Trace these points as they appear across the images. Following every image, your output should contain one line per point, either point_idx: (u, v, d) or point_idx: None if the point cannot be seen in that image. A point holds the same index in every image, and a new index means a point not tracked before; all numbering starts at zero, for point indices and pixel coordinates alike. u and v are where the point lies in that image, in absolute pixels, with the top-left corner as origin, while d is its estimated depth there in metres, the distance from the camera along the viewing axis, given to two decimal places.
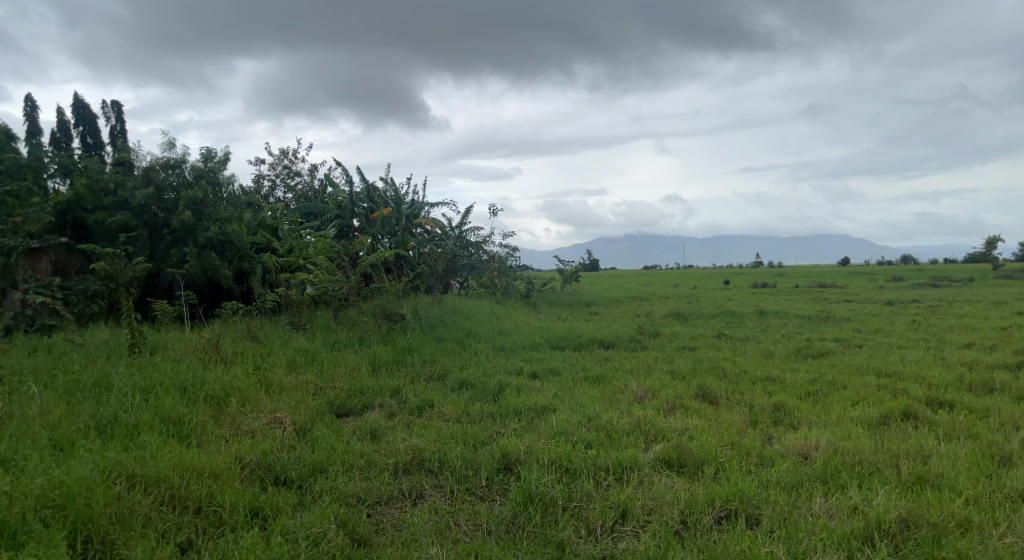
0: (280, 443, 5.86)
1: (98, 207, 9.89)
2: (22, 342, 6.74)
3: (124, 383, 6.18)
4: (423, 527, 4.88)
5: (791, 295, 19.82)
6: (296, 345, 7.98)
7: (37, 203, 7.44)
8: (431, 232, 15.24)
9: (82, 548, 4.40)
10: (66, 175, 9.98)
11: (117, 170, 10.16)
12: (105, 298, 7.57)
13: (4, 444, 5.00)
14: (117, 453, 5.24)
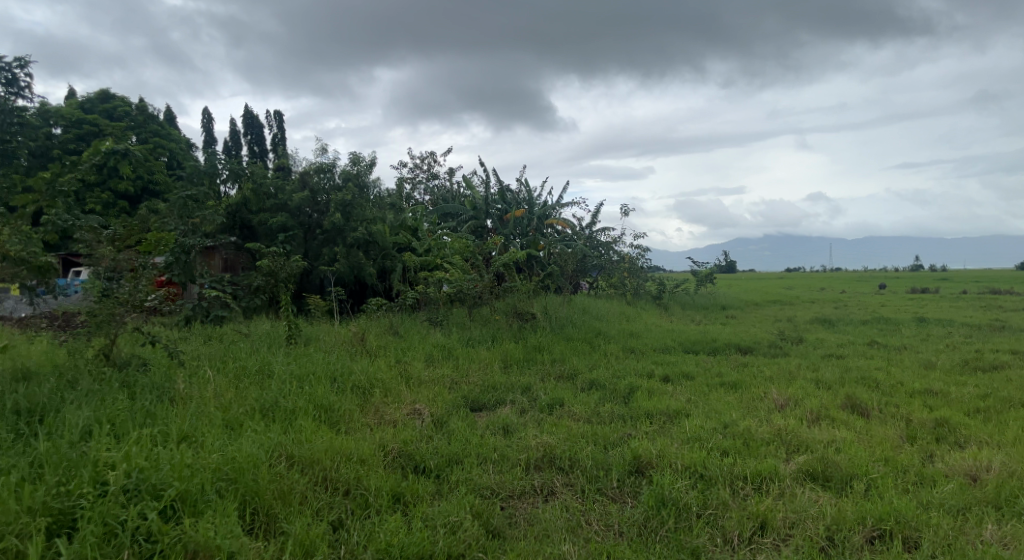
0: (419, 433, 6.16)
1: (261, 209, 10.85)
2: (199, 330, 7.50)
3: (283, 370, 6.75)
4: (555, 523, 4.96)
5: (956, 301, 18.10)
6: (434, 340, 8.35)
7: (211, 206, 8.26)
8: (563, 232, 15.37)
9: (250, 518, 4.91)
10: (236, 180, 10.98)
11: (277, 175, 11.08)
12: (269, 293, 8.30)
13: (188, 421, 5.62)
14: (278, 434, 5.76)
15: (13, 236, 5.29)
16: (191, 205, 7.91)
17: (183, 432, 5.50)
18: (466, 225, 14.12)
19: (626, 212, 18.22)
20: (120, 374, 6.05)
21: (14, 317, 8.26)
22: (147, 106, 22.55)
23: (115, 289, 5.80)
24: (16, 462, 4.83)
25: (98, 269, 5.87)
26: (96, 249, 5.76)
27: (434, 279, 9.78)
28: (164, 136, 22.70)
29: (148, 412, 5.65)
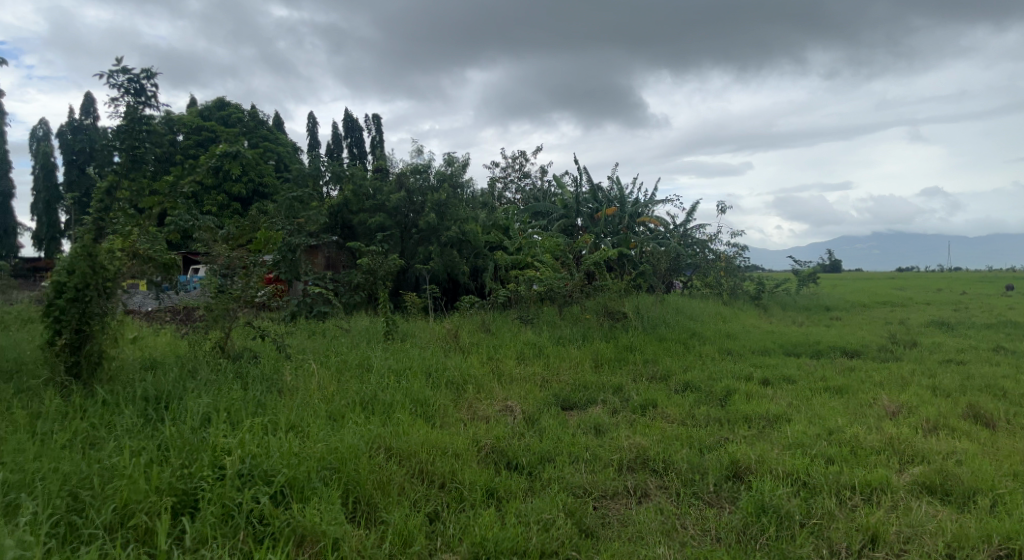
0: (512, 430, 6.22)
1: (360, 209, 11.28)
2: (304, 325, 7.86)
3: (381, 364, 6.99)
4: (649, 526, 4.89)
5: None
6: (525, 338, 8.42)
7: (315, 207, 8.65)
8: (655, 230, 15.15)
9: (353, 507, 5.11)
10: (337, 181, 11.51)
11: (376, 176, 11.47)
12: (367, 290, 8.62)
13: (295, 411, 5.92)
14: (377, 427, 5.97)
15: (143, 235, 5.92)
16: (296, 205, 8.33)
17: (291, 422, 5.80)
18: (556, 224, 14.15)
19: (721, 209, 17.70)
20: (234, 365, 6.45)
21: (140, 311, 8.98)
22: (257, 113, 23.96)
23: (229, 286, 6.23)
24: (145, 445, 5.23)
25: (215, 266, 6.30)
26: (213, 249, 6.19)
27: (524, 278, 9.87)
28: (274, 140, 24.05)
29: (258, 402, 5.98)
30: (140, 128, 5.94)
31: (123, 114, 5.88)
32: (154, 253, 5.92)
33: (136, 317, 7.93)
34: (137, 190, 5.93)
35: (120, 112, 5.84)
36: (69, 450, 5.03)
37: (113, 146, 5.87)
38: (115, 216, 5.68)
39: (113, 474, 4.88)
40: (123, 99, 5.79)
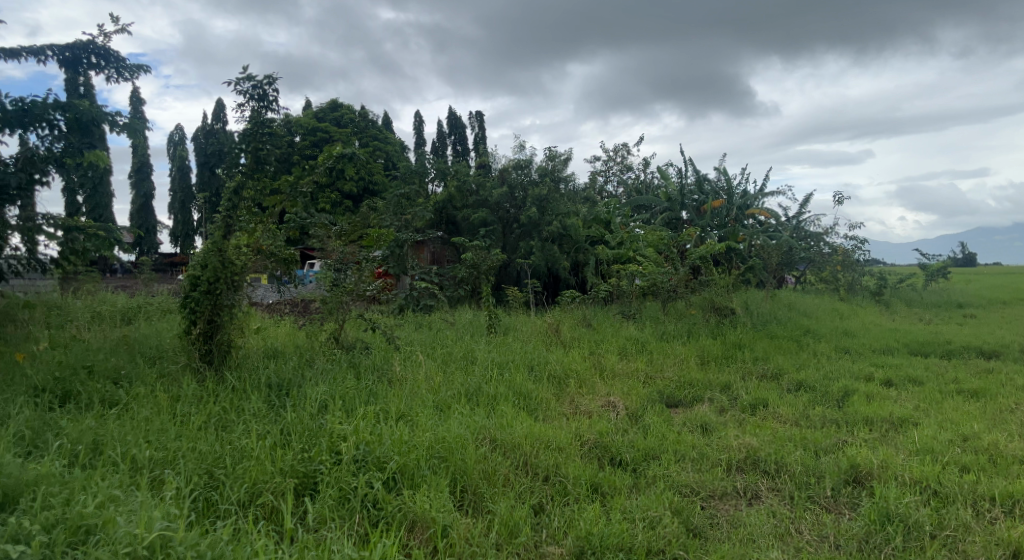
0: (615, 426, 6.17)
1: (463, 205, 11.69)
2: (411, 318, 8.14)
3: (485, 357, 7.14)
4: (761, 529, 4.71)
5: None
6: (627, 334, 8.34)
7: (420, 203, 8.93)
8: (765, 223, 14.54)
9: (460, 495, 5.22)
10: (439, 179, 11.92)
11: (479, 172, 11.80)
12: (470, 284, 8.81)
13: (404, 401, 6.14)
14: (482, 418, 6.09)
15: (265, 231, 6.35)
16: (404, 202, 8.63)
17: (400, 411, 6.02)
18: (660, 217, 13.97)
19: (838, 200, 16.82)
20: (348, 355, 6.77)
21: (262, 303, 9.61)
22: (368, 114, 25.18)
23: (342, 279, 6.59)
24: (269, 429, 5.59)
25: (329, 260, 6.67)
26: (327, 245, 6.59)
27: (627, 273, 9.77)
28: (383, 139, 25.14)
29: (370, 391, 6.25)
30: (263, 130, 6.29)
31: (248, 119, 6.28)
32: (274, 248, 6.35)
33: (258, 309, 8.44)
34: (260, 190, 6.37)
35: (246, 117, 6.27)
36: (204, 432, 5.46)
37: (240, 148, 6.27)
38: (241, 214, 6.12)
39: (242, 455, 5.24)
40: (249, 103, 6.20)
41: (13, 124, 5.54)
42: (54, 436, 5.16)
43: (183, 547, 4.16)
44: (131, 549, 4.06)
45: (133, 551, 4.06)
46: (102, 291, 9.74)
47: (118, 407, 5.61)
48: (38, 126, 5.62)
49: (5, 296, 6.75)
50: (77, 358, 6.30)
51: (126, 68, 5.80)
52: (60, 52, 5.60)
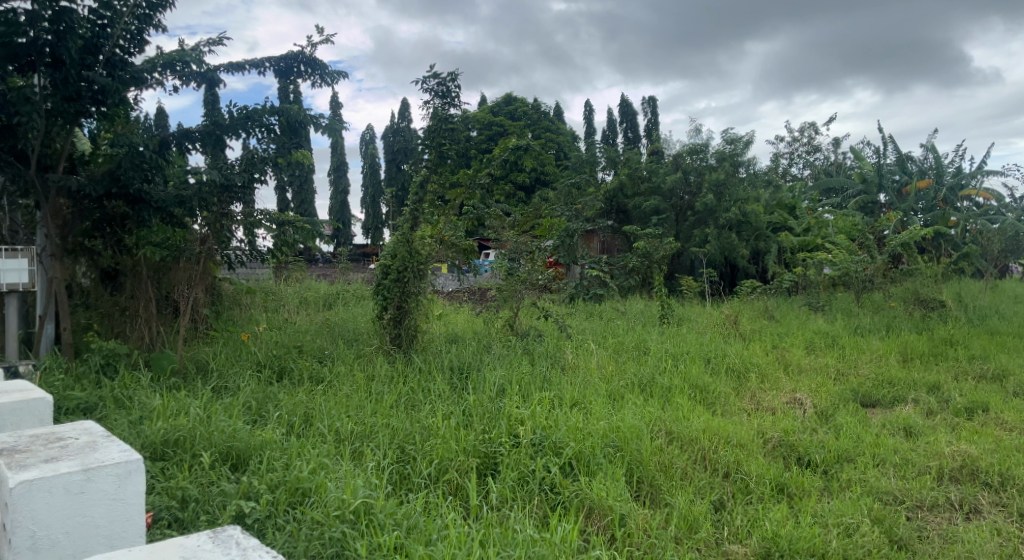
0: (802, 424, 5.80)
1: (637, 192, 13.47)
2: (583, 307, 8.49)
3: (658, 348, 7.09)
4: (982, 547, 4.19)
5: None
6: (815, 327, 7.89)
7: (592, 193, 9.05)
8: (984, 204, 13.75)
9: (637, 486, 5.16)
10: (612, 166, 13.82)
11: (652, 159, 13.45)
12: (642, 274, 8.73)
13: (578, 389, 6.20)
14: (657, 409, 5.99)
15: (448, 222, 6.64)
16: (575, 191, 8.74)
17: (574, 398, 6.09)
18: (854, 201, 13.78)
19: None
20: (523, 342, 7.00)
21: (442, 292, 10.21)
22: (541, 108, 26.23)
23: (517, 268, 6.81)
24: (453, 410, 5.91)
25: (504, 250, 6.91)
26: (502, 235, 6.87)
27: (814, 261, 9.27)
28: (556, 130, 26.05)
29: (545, 377, 6.41)
30: (446, 126, 6.65)
31: (432, 115, 6.64)
32: (456, 239, 6.58)
33: (441, 297, 9.10)
34: (442, 184, 6.74)
35: (429, 114, 6.63)
36: (396, 410, 5.89)
37: (426, 145, 6.68)
38: (426, 208, 6.55)
39: (430, 433, 5.58)
40: (433, 100, 6.54)
41: (237, 128, 6.36)
42: (274, 407, 5.85)
43: (382, 515, 4.49)
44: (340, 512, 4.46)
45: (340, 514, 4.45)
46: (309, 278, 10.93)
47: (323, 383, 6.23)
48: (257, 129, 6.41)
49: (234, 283, 7.77)
50: (290, 339, 7.11)
51: (329, 75, 6.47)
52: (276, 63, 6.34)
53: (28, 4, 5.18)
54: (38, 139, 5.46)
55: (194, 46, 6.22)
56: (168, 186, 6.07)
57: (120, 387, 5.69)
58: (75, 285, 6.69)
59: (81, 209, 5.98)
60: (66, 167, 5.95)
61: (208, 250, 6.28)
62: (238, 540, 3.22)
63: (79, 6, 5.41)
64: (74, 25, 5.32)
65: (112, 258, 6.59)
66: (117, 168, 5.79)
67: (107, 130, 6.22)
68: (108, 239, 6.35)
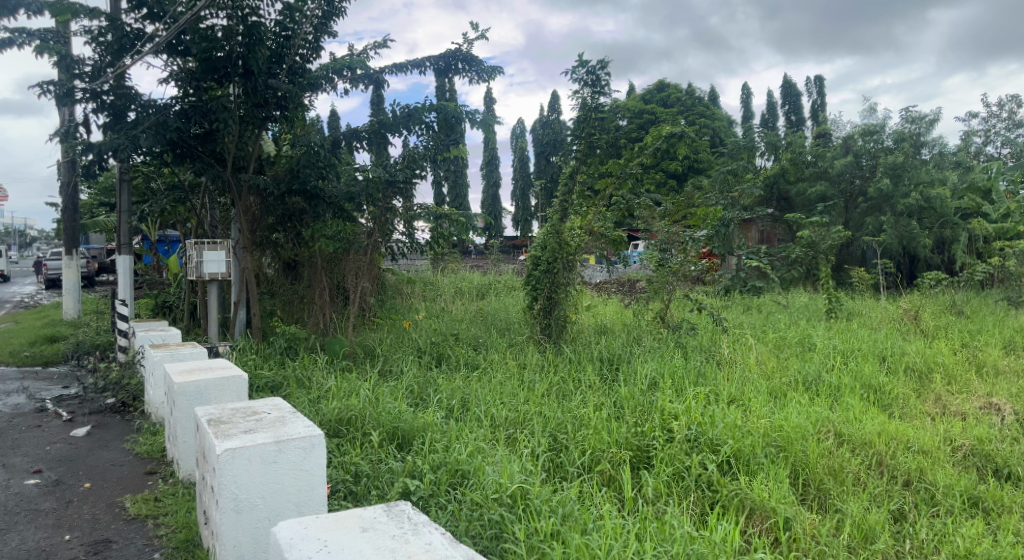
0: (999, 433, 5.20)
1: (800, 177, 13.62)
2: (740, 301, 8.33)
3: (825, 345, 6.73)
4: None
5: None
6: (1015, 325, 7.12)
7: (750, 180, 8.75)
8: None
9: (803, 489, 4.85)
10: (772, 152, 14.04)
11: (818, 142, 13.53)
12: (806, 265, 8.35)
13: (735, 385, 5.96)
14: (825, 409, 5.62)
15: (597, 213, 6.58)
16: (732, 178, 8.46)
17: (731, 394, 5.86)
18: None
19: None
20: (675, 335, 6.90)
21: (590, 283, 10.25)
22: (693, 95, 26.03)
23: (668, 259, 6.67)
24: (604, 401, 5.89)
25: (655, 241, 6.81)
26: (653, 225, 6.74)
27: (1014, 251, 8.40)
28: (711, 117, 25.93)
29: (699, 371, 6.23)
30: (597, 114, 6.57)
31: (582, 104, 6.59)
32: (605, 230, 6.52)
33: (591, 290, 9.27)
34: (593, 174, 6.74)
35: (580, 103, 6.60)
36: (549, 398, 5.98)
37: (576, 136, 6.67)
38: (576, 199, 6.57)
39: (582, 423, 5.59)
40: (582, 89, 6.50)
41: (399, 126, 6.78)
42: (434, 391, 6.15)
43: (538, 500, 4.50)
44: (497, 495, 4.54)
45: (498, 497, 4.54)
46: (463, 269, 11.41)
47: (478, 370, 6.47)
48: (417, 127, 6.76)
49: (396, 273, 8.28)
50: (447, 327, 7.48)
51: (484, 71, 6.68)
52: (436, 62, 6.62)
53: (224, 21, 5.74)
54: (232, 143, 6.10)
55: (363, 49, 6.63)
56: (340, 182, 6.58)
57: (300, 368, 6.26)
58: (261, 275, 7.43)
59: (267, 205, 6.62)
60: (255, 167, 6.61)
61: (374, 242, 6.76)
62: (410, 515, 3.39)
63: (266, 19, 5.93)
64: (261, 37, 5.84)
65: (291, 250, 7.24)
66: (297, 167, 6.36)
67: (287, 132, 6.82)
68: (289, 233, 7.02)
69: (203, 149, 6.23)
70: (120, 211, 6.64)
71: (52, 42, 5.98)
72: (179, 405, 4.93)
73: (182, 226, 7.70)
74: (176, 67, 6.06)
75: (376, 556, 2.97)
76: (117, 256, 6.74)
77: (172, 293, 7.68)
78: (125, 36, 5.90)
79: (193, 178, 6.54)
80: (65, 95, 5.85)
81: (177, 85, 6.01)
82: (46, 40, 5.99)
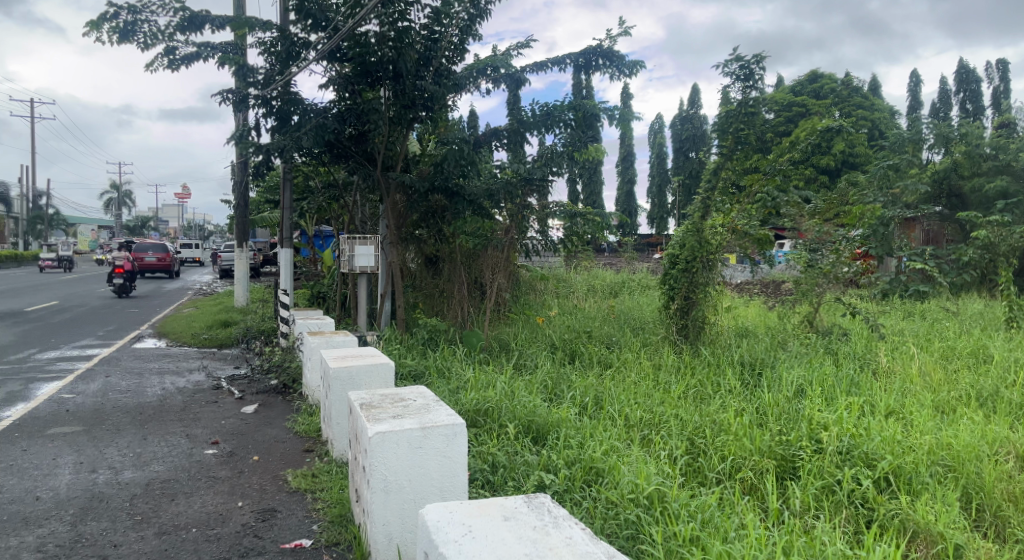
0: None
1: (976, 171, 12.54)
2: (901, 307, 7.79)
3: (1003, 357, 6.10)
4: None
5: None
6: None
7: (916, 176, 8.16)
8: None
9: (977, 515, 4.38)
10: (943, 145, 12.73)
11: (1000, 133, 12.58)
12: (983, 269, 7.71)
13: (894, 397, 5.52)
14: (1003, 429, 5.06)
15: (741, 211, 6.31)
16: (894, 174, 7.91)
17: (890, 406, 5.43)
18: None
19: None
20: (825, 340, 6.55)
21: (731, 284, 9.93)
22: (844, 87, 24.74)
23: (818, 260, 6.31)
24: (745, 406, 5.64)
25: (805, 240, 6.47)
26: (801, 223, 6.42)
27: None
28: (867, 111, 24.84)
29: (852, 381, 5.84)
30: (747, 110, 6.33)
31: (735, 99, 6.37)
32: (749, 228, 6.22)
33: (732, 290, 9.15)
34: (738, 171, 6.50)
35: (731, 98, 6.39)
36: (685, 401, 5.80)
37: (723, 131, 6.44)
38: (718, 196, 6.37)
39: (721, 428, 5.36)
40: (736, 84, 6.31)
41: (538, 125, 6.87)
42: (568, 387, 6.18)
43: (677, 504, 4.35)
44: (634, 496, 4.45)
45: (635, 498, 4.44)
46: (597, 268, 11.46)
47: (612, 369, 6.44)
48: (556, 125, 6.82)
49: (530, 270, 8.45)
50: (580, 324, 7.53)
51: (626, 66, 6.61)
52: (577, 59, 6.63)
53: (376, 27, 6.05)
54: (383, 143, 6.46)
55: (506, 49, 6.78)
56: (480, 180, 6.77)
57: (441, 359, 6.53)
58: (405, 269, 7.81)
59: (411, 202, 6.95)
60: (402, 166, 6.96)
61: (511, 239, 6.90)
62: (550, 508, 3.40)
63: (415, 23, 6.18)
64: (410, 40, 6.11)
65: (433, 246, 7.55)
66: (442, 166, 6.63)
67: (432, 132, 7.12)
68: (431, 229, 7.33)
69: (356, 149, 6.69)
70: (284, 207, 7.23)
71: (232, 54, 6.60)
72: (334, 388, 5.27)
73: (336, 222, 8.27)
74: (335, 72, 6.50)
75: (517, 545, 2.99)
76: (280, 250, 7.34)
77: (326, 284, 8.28)
78: (292, 46, 6.42)
79: (347, 177, 7.01)
80: (241, 101, 6.47)
81: (335, 89, 6.47)
82: (227, 53, 6.61)
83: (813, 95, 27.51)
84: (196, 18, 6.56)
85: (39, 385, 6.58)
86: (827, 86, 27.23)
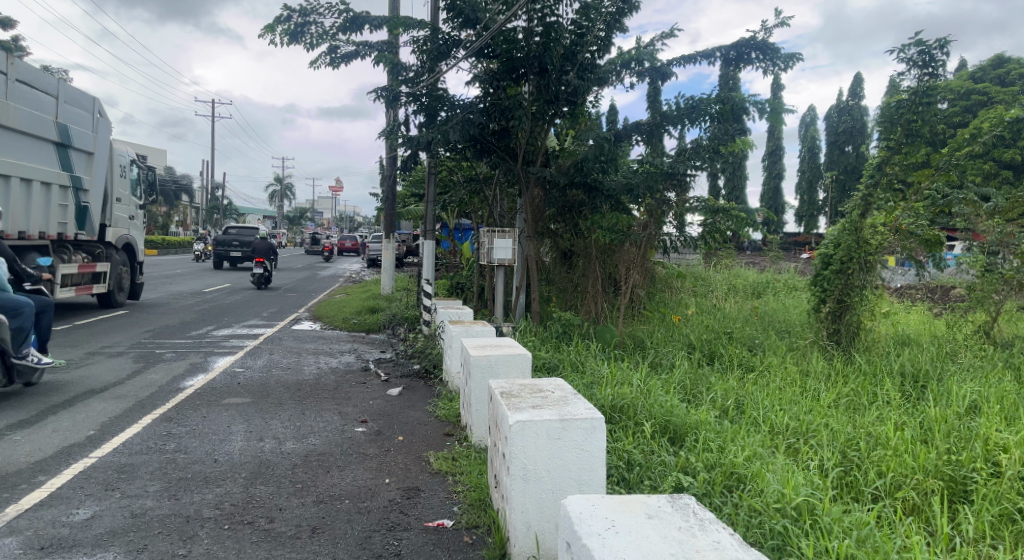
0: None
1: None
2: None
3: None
4: None
5: None
6: None
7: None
8: None
9: None
10: None
11: None
12: None
13: None
14: None
15: (907, 209, 5.89)
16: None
17: None
18: None
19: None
20: (1006, 354, 5.96)
21: (893, 288, 9.45)
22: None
23: (998, 264, 5.99)
24: (907, 421, 5.16)
25: (982, 241, 6.06)
26: (977, 223, 5.98)
27: None
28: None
29: None
30: (920, 100, 5.87)
31: (910, 88, 5.95)
32: (915, 228, 5.78)
33: (889, 293, 8.88)
34: (906, 166, 6.06)
35: (906, 86, 5.98)
36: (837, 410, 5.42)
37: (889, 123, 6.03)
38: (881, 193, 5.94)
39: (878, 442, 4.93)
40: (912, 71, 5.91)
41: (681, 119, 6.71)
42: (707, 389, 5.96)
43: (829, 518, 3.98)
44: (781, 506, 4.14)
45: (781, 508, 4.13)
46: (738, 265, 11.11)
47: (754, 372, 6.18)
48: (701, 118, 6.62)
49: (667, 267, 8.35)
50: (719, 324, 7.32)
51: (780, 58, 6.41)
52: (727, 52, 6.53)
53: (524, 23, 6.15)
54: (524, 138, 6.59)
55: (650, 42, 6.71)
56: (619, 175, 6.71)
57: (575, 353, 6.55)
58: (540, 263, 8.00)
59: (549, 197, 7.07)
60: (541, 161, 7.05)
61: (649, 235, 6.71)
62: (696, 510, 3.25)
63: (563, 18, 6.23)
64: (557, 35, 6.15)
65: (568, 240, 7.59)
66: (582, 160, 6.67)
67: (571, 128, 7.16)
68: (567, 223, 7.41)
69: (499, 145, 6.86)
70: (428, 201, 7.55)
71: (387, 52, 6.95)
72: (473, 376, 5.40)
73: (477, 215, 8.55)
74: (481, 69, 6.69)
75: (663, 545, 2.86)
76: (423, 242, 7.68)
77: (464, 276, 8.58)
78: (441, 44, 6.65)
79: (489, 171, 7.33)
80: (393, 99, 6.82)
81: (480, 86, 6.69)
82: (382, 51, 6.97)
83: (996, 81, 25.42)
84: (357, 18, 6.97)
85: (215, 358, 7.30)
86: (1015, 71, 25.10)
